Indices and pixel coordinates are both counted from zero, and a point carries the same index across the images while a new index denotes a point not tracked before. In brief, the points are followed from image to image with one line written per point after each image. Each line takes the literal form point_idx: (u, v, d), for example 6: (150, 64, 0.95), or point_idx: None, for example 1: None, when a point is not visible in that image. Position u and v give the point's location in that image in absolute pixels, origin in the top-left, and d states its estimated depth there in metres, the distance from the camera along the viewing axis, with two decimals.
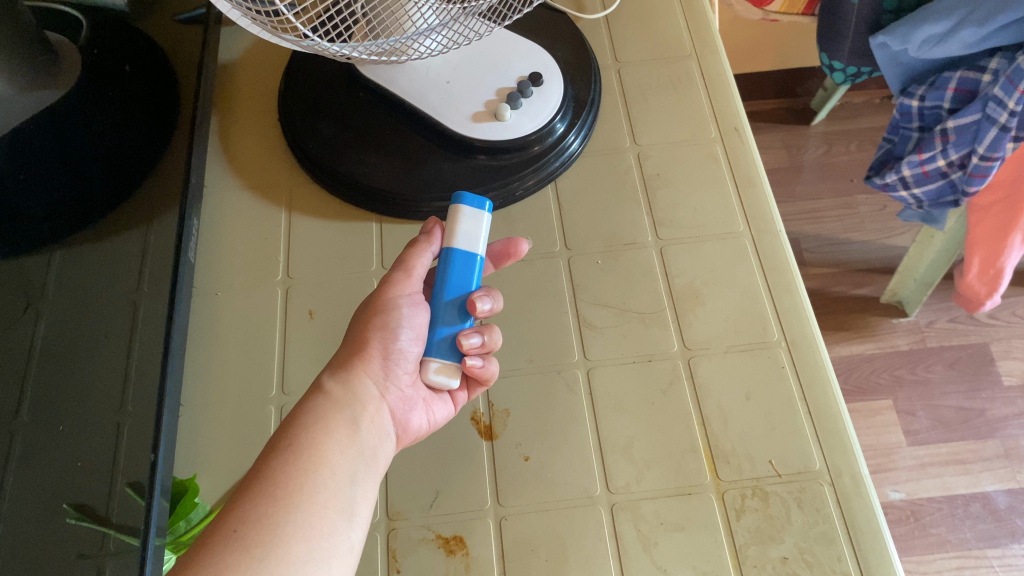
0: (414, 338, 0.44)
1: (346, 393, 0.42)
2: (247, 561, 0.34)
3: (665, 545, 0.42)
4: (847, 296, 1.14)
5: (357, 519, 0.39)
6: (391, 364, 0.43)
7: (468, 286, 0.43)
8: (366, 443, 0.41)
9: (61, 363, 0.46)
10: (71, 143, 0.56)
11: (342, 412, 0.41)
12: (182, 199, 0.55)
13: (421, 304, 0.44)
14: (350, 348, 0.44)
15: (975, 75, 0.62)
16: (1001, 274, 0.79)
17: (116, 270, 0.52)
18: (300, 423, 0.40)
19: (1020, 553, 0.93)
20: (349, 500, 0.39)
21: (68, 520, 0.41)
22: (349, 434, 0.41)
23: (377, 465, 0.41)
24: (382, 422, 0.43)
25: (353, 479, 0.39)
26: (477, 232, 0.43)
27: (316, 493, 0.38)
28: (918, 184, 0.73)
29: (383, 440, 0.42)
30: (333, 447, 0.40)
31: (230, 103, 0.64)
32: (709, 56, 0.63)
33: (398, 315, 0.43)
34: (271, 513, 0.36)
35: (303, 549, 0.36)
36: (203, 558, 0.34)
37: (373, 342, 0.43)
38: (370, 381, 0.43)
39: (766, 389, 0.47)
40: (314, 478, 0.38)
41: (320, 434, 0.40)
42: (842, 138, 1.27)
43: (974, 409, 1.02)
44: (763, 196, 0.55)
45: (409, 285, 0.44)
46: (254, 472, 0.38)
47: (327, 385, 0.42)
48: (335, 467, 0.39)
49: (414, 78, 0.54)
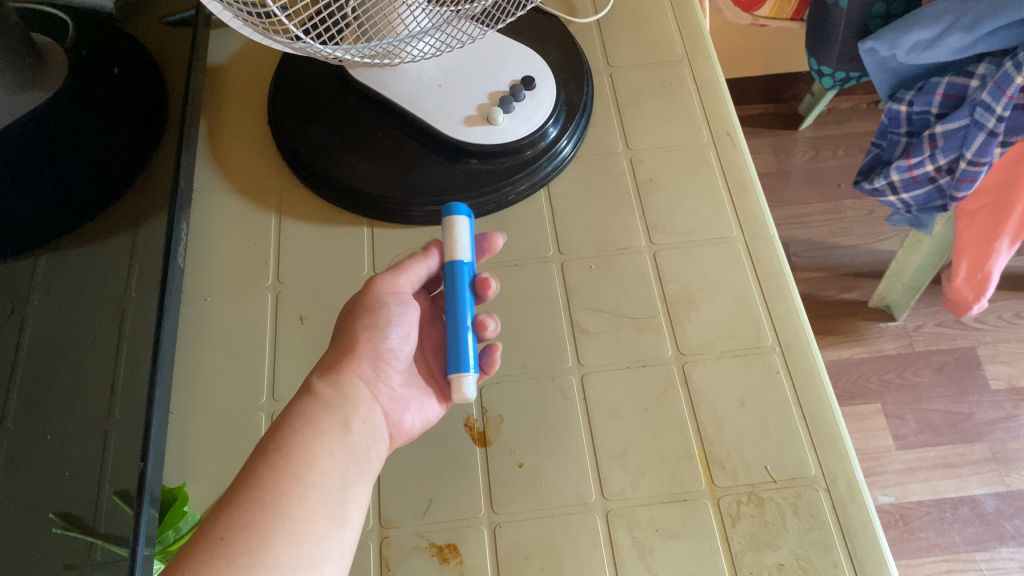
0: (403, 336, 0.45)
1: (337, 395, 0.42)
2: (234, 569, 0.34)
3: (660, 552, 0.42)
4: (836, 300, 1.14)
5: (349, 523, 0.38)
6: (382, 363, 0.44)
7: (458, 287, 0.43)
8: (357, 445, 0.41)
9: (49, 369, 0.46)
10: (59, 146, 0.56)
11: (332, 415, 0.41)
12: (172, 201, 0.53)
13: (409, 301, 0.45)
14: (338, 350, 0.44)
15: (962, 80, 0.63)
16: (988, 278, 0.80)
17: (103, 277, 0.51)
18: (290, 427, 0.40)
19: (1009, 556, 0.93)
20: (340, 505, 0.38)
21: (54, 530, 0.41)
22: (340, 436, 0.40)
23: (370, 467, 0.41)
24: (374, 423, 0.42)
25: (345, 482, 0.39)
26: (455, 240, 0.43)
27: (306, 498, 0.37)
28: (907, 189, 0.74)
29: (375, 442, 0.42)
30: (323, 451, 0.39)
31: (219, 106, 0.63)
32: (701, 61, 0.63)
33: (387, 312, 0.44)
34: (258, 519, 0.36)
35: (292, 556, 0.35)
36: (189, 566, 0.34)
37: (364, 342, 0.43)
38: (360, 382, 0.43)
39: (760, 394, 0.47)
40: (303, 483, 0.38)
41: (309, 437, 0.39)
42: (829, 144, 1.28)
43: (962, 413, 1.03)
44: (756, 201, 0.55)
45: (396, 283, 0.45)
46: (242, 479, 0.38)
47: (316, 386, 0.42)
48: (325, 471, 0.39)
49: (407, 81, 0.54)
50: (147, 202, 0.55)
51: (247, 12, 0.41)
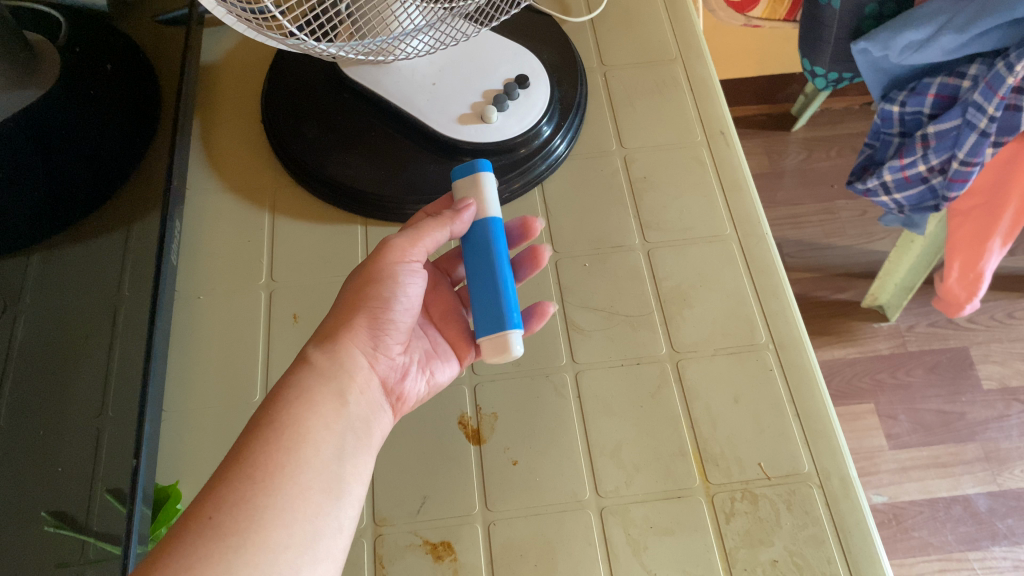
0: (408, 310, 0.44)
1: (333, 364, 0.41)
2: (221, 551, 0.33)
3: (654, 550, 0.42)
4: (829, 301, 1.15)
5: (345, 498, 0.38)
6: (380, 333, 0.43)
7: (492, 244, 0.42)
8: (354, 416, 0.40)
9: (39, 365, 0.47)
10: (49, 147, 0.56)
11: (328, 385, 0.40)
12: (165, 199, 0.53)
13: (416, 273, 0.44)
14: (337, 320, 0.43)
15: (955, 80, 0.63)
16: (981, 277, 0.81)
17: (97, 275, 0.50)
18: (285, 399, 0.39)
19: (1001, 555, 0.94)
20: (335, 480, 0.38)
21: (47, 528, 0.41)
22: (336, 408, 0.40)
23: (367, 438, 0.41)
24: (371, 394, 0.42)
25: (341, 456, 0.39)
26: (487, 196, 0.44)
27: (299, 473, 0.37)
28: (899, 189, 0.74)
29: (373, 412, 0.42)
30: (319, 424, 0.39)
31: (212, 104, 0.63)
32: (694, 61, 0.63)
33: (396, 285, 0.43)
34: (249, 497, 0.35)
35: (284, 534, 0.35)
36: (173, 545, 0.33)
37: (361, 310, 0.42)
38: (358, 352, 0.42)
39: (754, 391, 0.47)
40: (297, 458, 0.37)
41: (304, 409, 0.39)
42: (821, 145, 1.29)
43: (954, 413, 1.04)
44: (749, 199, 0.55)
45: (409, 253, 0.44)
46: (234, 455, 0.37)
47: (312, 356, 0.41)
48: (319, 444, 0.38)
49: (400, 79, 0.54)
50: (139, 202, 0.54)
51: (240, 8, 0.41)
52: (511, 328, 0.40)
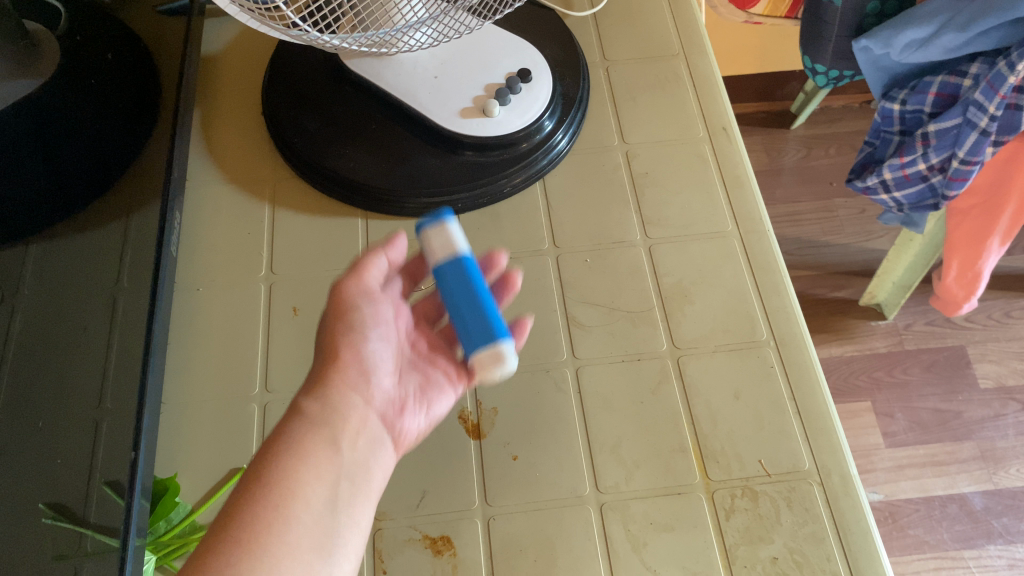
0: (381, 338, 0.43)
1: (323, 411, 0.40)
2: None
3: (654, 546, 0.42)
4: (827, 298, 1.15)
5: (338, 555, 0.38)
6: (367, 371, 0.42)
7: (472, 278, 0.41)
8: (347, 462, 0.40)
9: (41, 352, 0.44)
10: (49, 129, 0.54)
11: (319, 433, 0.40)
12: (164, 191, 0.54)
13: (380, 300, 0.44)
14: (321, 363, 0.42)
15: (956, 79, 0.63)
16: (979, 276, 0.81)
17: (95, 264, 0.49)
18: (274, 454, 0.39)
19: (996, 554, 0.94)
20: (327, 537, 0.38)
21: (43, 519, 0.39)
22: (328, 456, 0.39)
23: (363, 485, 0.40)
24: (366, 433, 0.41)
25: (333, 508, 0.38)
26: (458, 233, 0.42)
27: (287, 532, 0.37)
28: (899, 187, 0.74)
29: (367, 452, 0.41)
30: (309, 476, 0.39)
31: (212, 95, 0.63)
32: (697, 57, 0.63)
33: (362, 316, 0.42)
34: (238, 563, 0.35)
35: None
36: None
37: (343, 350, 0.41)
38: (348, 392, 0.41)
39: (754, 388, 0.47)
40: (286, 516, 0.37)
41: (294, 462, 0.39)
42: (821, 143, 1.29)
43: (950, 412, 1.04)
44: (751, 195, 0.55)
45: (366, 285, 0.43)
46: (226, 515, 0.37)
47: (303, 406, 0.41)
48: (309, 498, 0.38)
49: (401, 72, 0.54)
50: (141, 193, 0.54)
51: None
52: (507, 343, 0.40)
